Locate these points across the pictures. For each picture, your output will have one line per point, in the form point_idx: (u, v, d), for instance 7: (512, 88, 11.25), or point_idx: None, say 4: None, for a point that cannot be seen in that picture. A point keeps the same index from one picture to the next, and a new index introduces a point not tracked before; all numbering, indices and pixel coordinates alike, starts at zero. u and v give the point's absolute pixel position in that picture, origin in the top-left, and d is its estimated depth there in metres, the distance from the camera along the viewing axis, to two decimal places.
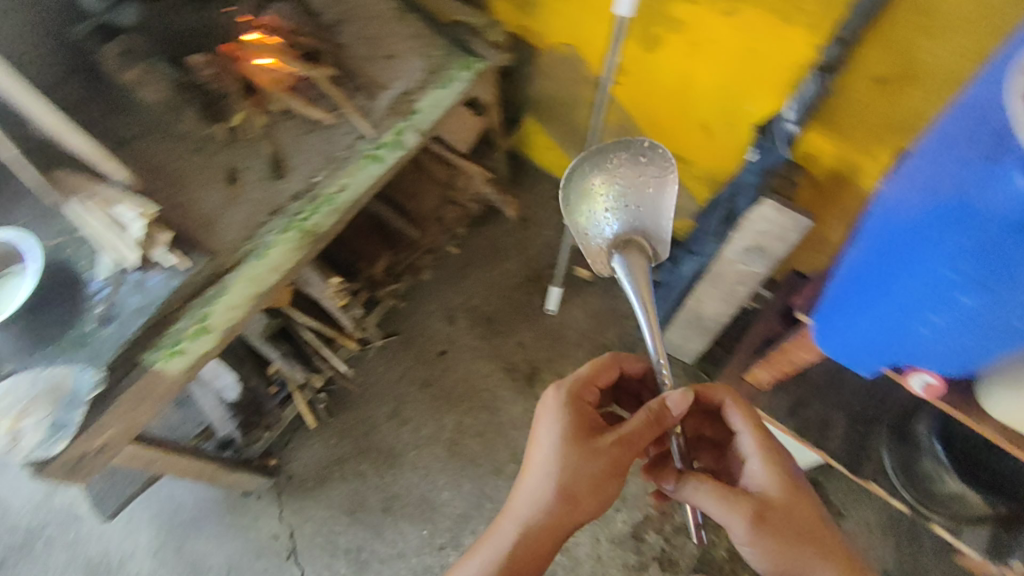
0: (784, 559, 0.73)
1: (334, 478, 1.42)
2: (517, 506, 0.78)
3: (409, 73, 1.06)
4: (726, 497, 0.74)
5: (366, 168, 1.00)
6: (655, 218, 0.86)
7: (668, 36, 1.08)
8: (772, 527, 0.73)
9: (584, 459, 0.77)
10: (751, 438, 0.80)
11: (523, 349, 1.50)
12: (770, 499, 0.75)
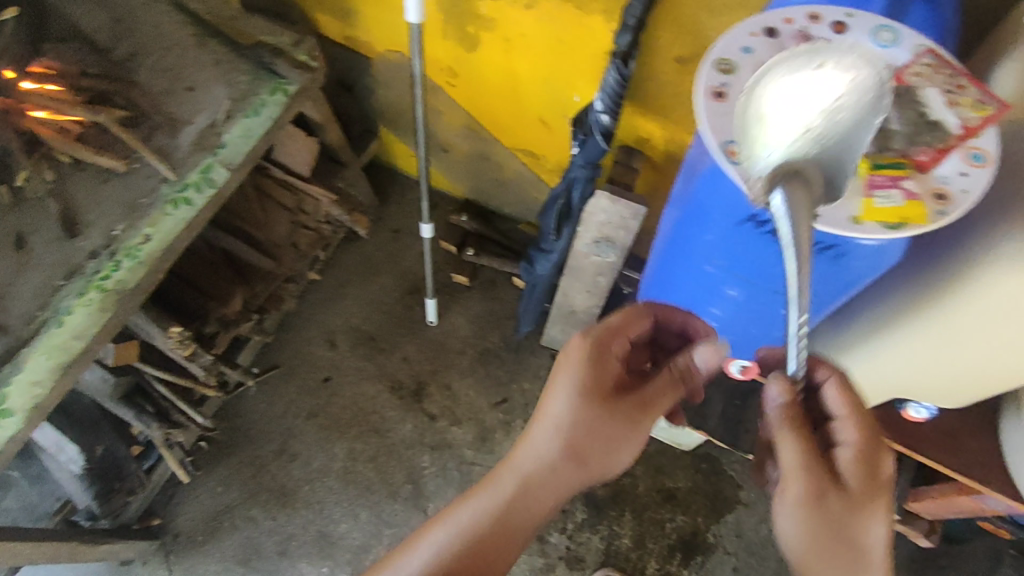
0: (825, 547, 0.62)
1: (223, 528, 1.34)
2: (512, 465, 0.69)
3: (212, 104, 0.99)
4: (797, 472, 0.61)
5: (173, 213, 0.95)
6: (856, 153, 0.45)
7: (482, 34, 1.03)
8: (827, 514, 0.62)
9: (601, 420, 0.66)
10: (847, 417, 0.63)
11: (408, 364, 1.45)
12: (849, 491, 0.62)
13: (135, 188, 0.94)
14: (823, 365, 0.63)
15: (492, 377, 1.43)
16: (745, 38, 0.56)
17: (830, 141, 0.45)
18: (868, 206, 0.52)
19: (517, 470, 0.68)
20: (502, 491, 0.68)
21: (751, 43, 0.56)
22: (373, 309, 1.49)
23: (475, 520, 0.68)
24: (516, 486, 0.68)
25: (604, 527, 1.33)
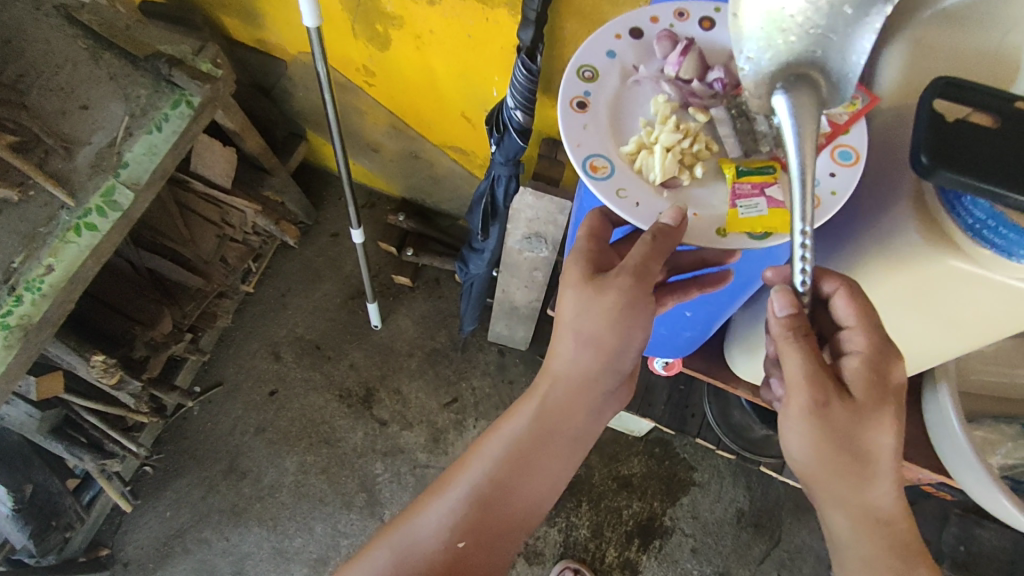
0: (833, 464, 0.57)
1: (175, 552, 1.31)
2: (543, 377, 0.65)
3: (110, 122, 0.95)
4: (800, 380, 0.55)
5: (74, 242, 0.90)
6: (829, 58, 0.48)
7: (391, 32, 0.99)
8: (832, 425, 0.56)
9: (595, 300, 0.58)
10: (854, 327, 0.56)
11: (355, 371, 1.42)
12: (851, 399, 0.55)
13: (34, 218, 0.89)
14: (818, 274, 0.57)
15: (441, 377, 1.42)
16: (608, 43, 0.62)
17: (833, 25, 0.47)
18: (729, 217, 0.56)
19: (545, 380, 0.64)
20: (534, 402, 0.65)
21: (614, 48, 0.62)
22: (316, 317, 1.46)
23: (519, 436, 0.65)
24: (548, 396, 0.64)
25: (562, 519, 1.33)
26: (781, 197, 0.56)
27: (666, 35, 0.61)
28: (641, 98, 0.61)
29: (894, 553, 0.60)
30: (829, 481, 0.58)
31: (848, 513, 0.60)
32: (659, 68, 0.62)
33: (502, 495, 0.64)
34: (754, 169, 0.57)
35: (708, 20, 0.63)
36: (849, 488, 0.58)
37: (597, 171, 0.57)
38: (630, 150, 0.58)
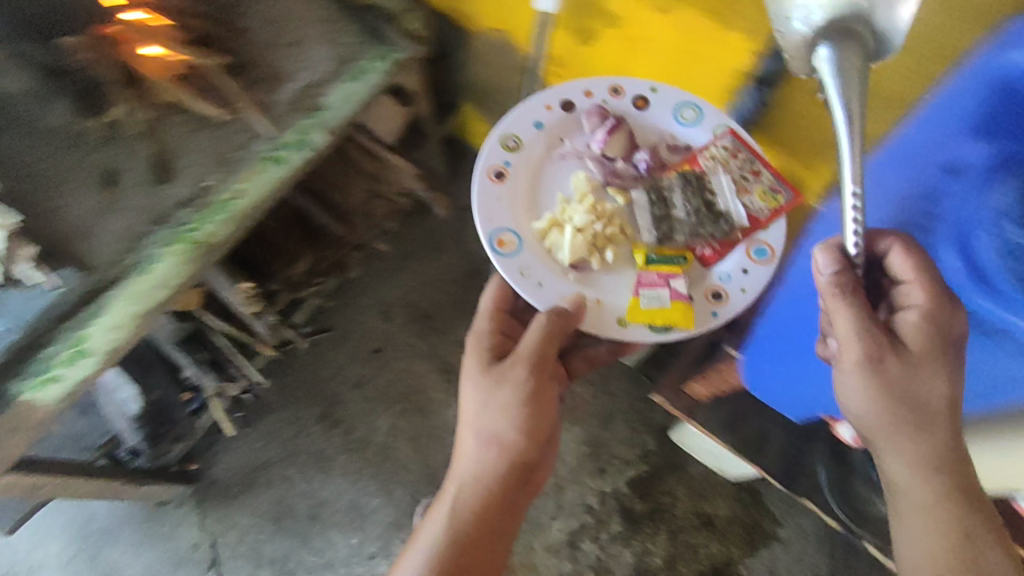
0: (889, 413, 0.64)
1: (258, 484, 1.34)
2: (461, 459, 0.75)
3: (316, 63, 0.95)
4: (851, 332, 0.63)
5: (265, 171, 0.90)
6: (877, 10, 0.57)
7: (602, 29, 0.98)
8: (884, 378, 0.63)
9: (491, 386, 0.74)
10: (914, 282, 0.64)
11: (460, 348, 1.43)
12: (911, 347, 0.64)
13: (230, 141, 0.91)
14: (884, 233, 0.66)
15: None
16: (540, 115, 0.84)
17: None
18: (629, 304, 0.78)
19: (468, 452, 0.74)
20: (467, 470, 0.74)
21: (542, 118, 0.84)
22: (430, 289, 1.47)
23: (437, 536, 0.71)
24: (477, 463, 0.73)
25: (637, 542, 1.31)
26: (676, 286, 0.78)
27: (591, 112, 0.84)
28: (562, 169, 0.84)
29: (956, 506, 0.64)
30: (891, 435, 0.64)
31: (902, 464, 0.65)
32: (586, 143, 0.84)
33: (461, 554, 0.70)
34: (658, 260, 0.79)
35: (642, 99, 0.85)
36: (905, 437, 0.64)
37: (503, 245, 0.78)
38: (542, 226, 0.80)
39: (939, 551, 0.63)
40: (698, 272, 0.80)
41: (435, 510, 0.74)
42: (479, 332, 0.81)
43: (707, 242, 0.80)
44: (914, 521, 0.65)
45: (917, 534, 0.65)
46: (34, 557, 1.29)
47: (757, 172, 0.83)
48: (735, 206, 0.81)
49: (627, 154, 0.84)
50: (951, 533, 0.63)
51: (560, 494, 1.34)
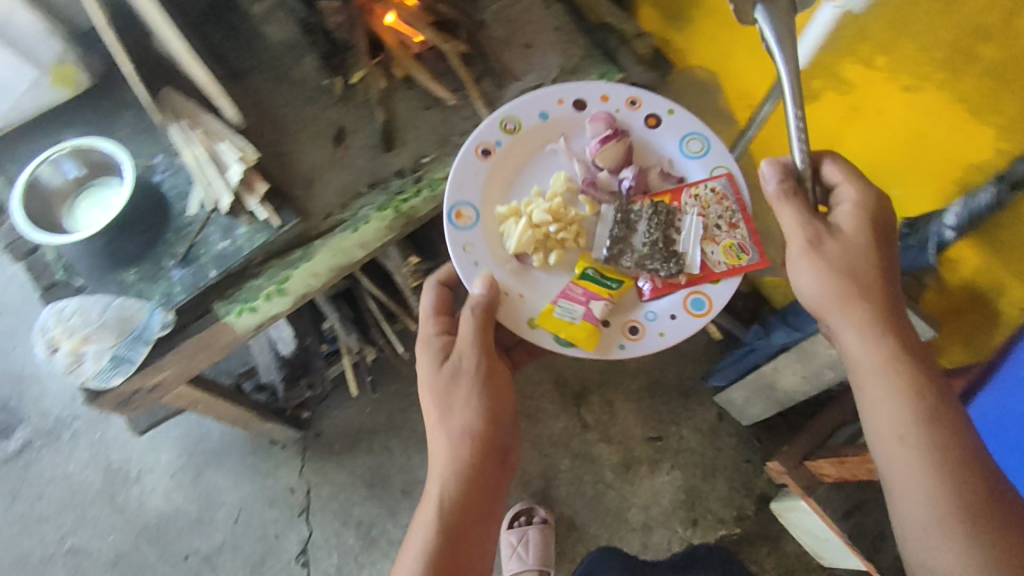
0: (842, 296, 0.69)
1: (361, 447, 1.37)
2: (433, 472, 0.72)
3: (543, 68, 0.98)
4: (794, 224, 0.70)
5: None
6: None
7: (826, 93, 0.98)
8: (830, 260, 0.69)
9: (453, 385, 0.73)
10: (840, 180, 0.72)
11: (578, 365, 1.44)
12: (836, 233, 0.70)
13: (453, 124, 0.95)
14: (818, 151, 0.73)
15: (653, 412, 1.42)
16: (549, 106, 0.84)
17: None
18: (542, 306, 0.78)
19: (438, 455, 0.72)
20: (439, 479, 0.71)
21: (550, 110, 0.84)
22: None
23: (429, 538, 0.68)
24: (445, 469, 0.71)
25: None
26: (594, 307, 0.78)
27: (600, 118, 0.83)
28: (550, 164, 0.84)
29: (918, 378, 0.66)
30: (839, 307, 0.69)
31: (860, 339, 0.68)
32: (583, 145, 0.84)
33: (444, 564, 0.67)
34: (596, 277, 0.79)
35: (655, 116, 0.85)
36: (855, 312, 0.69)
37: (461, 218, 0.80)
38: (507, 211, 0.80)
39: (912, 429, 0.65)
40: (632, 298, 0.80)
41: (411, 534, 0.69)
42: (427, 336, 0.78)
43: (650, 276, 0.79)
44: (875, 400, 0.67)
45: (890, 410, 0.66)
46: (146, 460, 1.36)
47: (733, 225, 0.81)
48: (695, 252, 0.79)
49: (622, 168, 0.83)
50: (926, 412, 0.65)
51: (647, 534, 1.34)
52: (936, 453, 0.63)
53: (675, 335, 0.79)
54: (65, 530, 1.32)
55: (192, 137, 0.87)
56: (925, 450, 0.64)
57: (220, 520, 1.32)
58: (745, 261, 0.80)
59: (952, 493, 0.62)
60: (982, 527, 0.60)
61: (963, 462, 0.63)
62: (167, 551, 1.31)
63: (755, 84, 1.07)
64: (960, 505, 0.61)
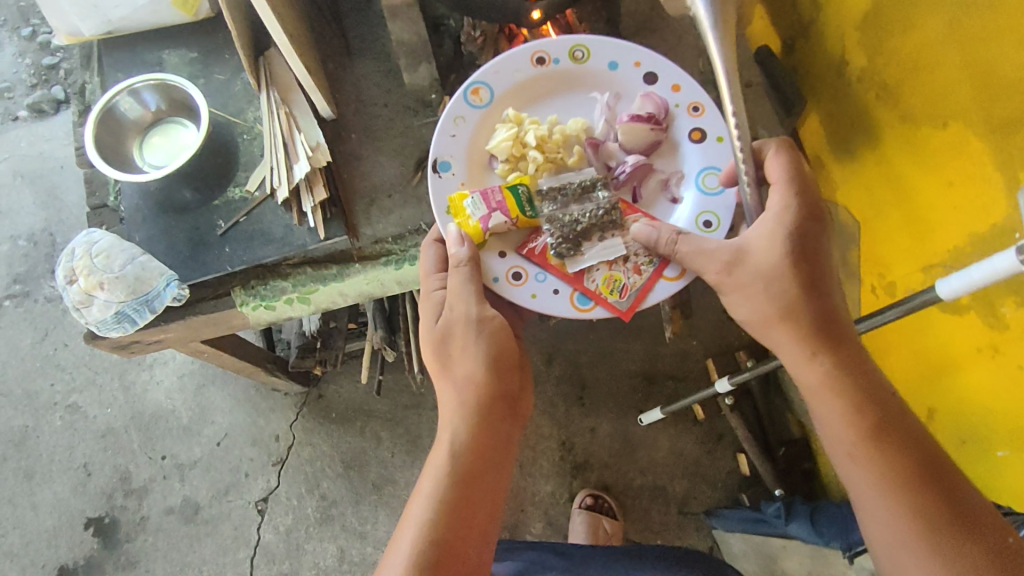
0: (760, 322, 0.65)
1: (352, 427, 1.35)
2: (443, 424, 0.66)
3: None
4: (706, 248, 0.68)
5: None
6: None
7: (973, 315, 0.81)
8: (743, 283, 0.65)
9: (471, 331, 0.69)
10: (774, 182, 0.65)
11: (591, 437, 1.37)
12: (754, 250, 0.64)
13: None
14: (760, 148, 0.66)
15: (645, 515, 1.34)
16: (624, 63, 0.80)
17: None
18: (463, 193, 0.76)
19: (445, 408, 0.67)
20: (446, 431, 0.65)
21: (622, 68, 0.80)
22: (605, 369, 1.40)
23: (439, 486, 0.61)
24: (458, 420, 0.66)
25: None
26: (494, 219, 0.74)
27: (653, 100, 0.79)
28: (581, 105, 0.81)
29: (859, 389, 0.61)
30: (763, 327, 0.65)
31: (793, 357, 0.63)
32: (623, 105, 0.80)
33: (458, 505, 0.61)
34: (520, 196, 0.75)
35: (702, 133, 0.79)
36: (781, 328, 0.64)
37: (477, 95, 0.78)
38: (513, 115, 0.78)
39: (858, 444, 0.60)
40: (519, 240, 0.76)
41: (420, 487, 0.63)
42: (429, 294, 0.72)
43: (553, 234, 0.76)
44: (818, 418, 0.63)
45: (832, 428, 0.62)
46: (162, 352, 1.41)
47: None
48: (589, 260, 0.75)
49: (633, 152, 0.79)
50: (861, 419, 0.60)
51: None
52: (887, 469, 0.59)
53: (543, 306, 0.75)
54: (73, 386, 1.40)
55: (278, 114, 0.82)
56: (874, 466, 0.59)
57: (204, 437, 1.36)
58: (625, 278, 0.75)
59: (908, 507, 0.58)
60: (953, 538, 0.56)
61: (919, 467, 0.59)
62: (149, 445, 1.36)
63: (894, 270, 0.93)
64: (918, 516, 0.57)
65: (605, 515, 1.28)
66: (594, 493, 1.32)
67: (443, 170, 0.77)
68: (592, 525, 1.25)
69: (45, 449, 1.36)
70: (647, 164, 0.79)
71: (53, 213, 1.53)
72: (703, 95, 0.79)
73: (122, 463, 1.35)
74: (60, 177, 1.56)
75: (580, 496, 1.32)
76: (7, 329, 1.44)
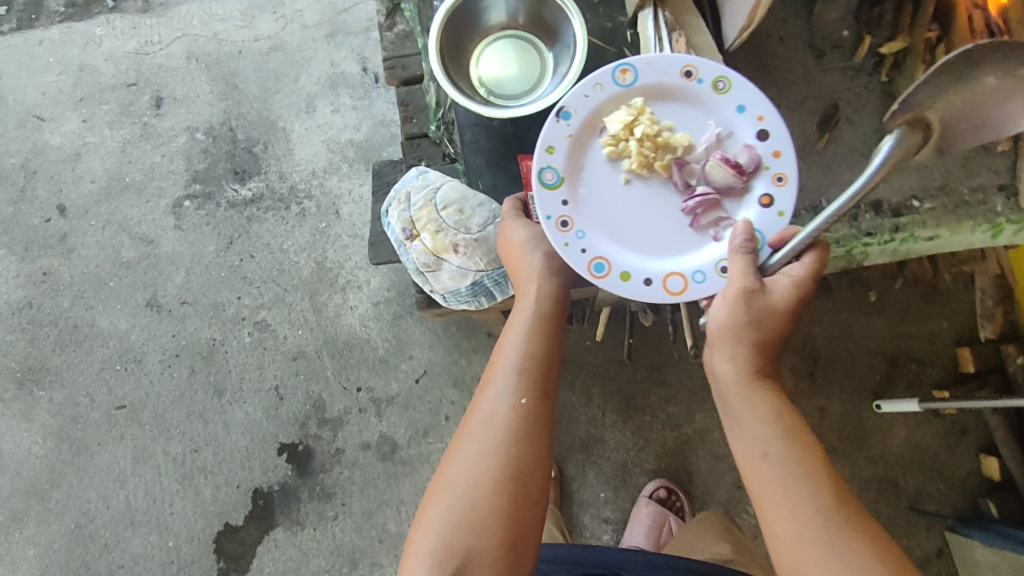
0: (734, 333, 0.65)
1: (562, 378, 1.25)
2: (477, 412, 0.66)
3: None
4: (742, 271, 0.64)
5: (973, 236, 0.71)
6: None
7: None
8: (751, 308, 0.64)
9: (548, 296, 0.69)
10: (806, 265, 0.64)
11: (821, 417, 1.24)
12: (773, 293, 0.64)
13: (973, 177, 0.69)
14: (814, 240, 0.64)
15: (871, 509, 1.23)
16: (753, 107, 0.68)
17: None
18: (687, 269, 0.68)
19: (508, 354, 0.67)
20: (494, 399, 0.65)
21: (743, 117, 0.67)
22: (842, 342, 1.25)
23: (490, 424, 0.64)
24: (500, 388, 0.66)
25: None
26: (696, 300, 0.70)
27: (754, 150, 0.67)
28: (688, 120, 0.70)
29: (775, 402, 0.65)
30: (733, 338, 0.65)
31: (735, 368, 0.66)
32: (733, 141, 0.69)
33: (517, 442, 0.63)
34: None
35: (772, 200, 0.66)
36: (741, 346, 0.65)
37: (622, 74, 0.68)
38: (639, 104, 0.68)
39: (772, 445, 0.62)
40: (600, 214, 0.68)
41: (441, 481, 0.63)
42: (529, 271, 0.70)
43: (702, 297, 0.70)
44: (734, 426, 0.65)
45: (754, 432, 0.63)
46: (357, 276, 1.30)
47: (682, 262, 0.67)
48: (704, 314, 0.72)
49: (710, 187, 0.67)
50: (778, 431, 0.63)
51: None
52: (794, 476, 0.60)
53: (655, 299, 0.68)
54: (262, 302, 1.30)
55: (673, 43, 0.69)
56: (781, 464, 0.61)
57: (402, 371, 1.26)
58: (638, 273, 0.67)
59: (807, 504, 0.59)
60: (838, 526, 0.58)
61: (815, 472, 0.60)
62: (344, 374, 1.27)
63: None
64: (812, 513, 0.58)
65: (675, 514, 1.19)
66: (667, 485, 1.21)
67: (563, 118, 0.68)
68: (657, 523, 1.16)
69: (235, 366, 1.28)
70: (718, 200, 0.67)
71: (232, 105, 1.37)
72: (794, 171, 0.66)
73: (315, 391, 1.27)
74: (237, 63, 1.39)
75: (651, 488, 1.21)
76: (189, 232, 1.33)
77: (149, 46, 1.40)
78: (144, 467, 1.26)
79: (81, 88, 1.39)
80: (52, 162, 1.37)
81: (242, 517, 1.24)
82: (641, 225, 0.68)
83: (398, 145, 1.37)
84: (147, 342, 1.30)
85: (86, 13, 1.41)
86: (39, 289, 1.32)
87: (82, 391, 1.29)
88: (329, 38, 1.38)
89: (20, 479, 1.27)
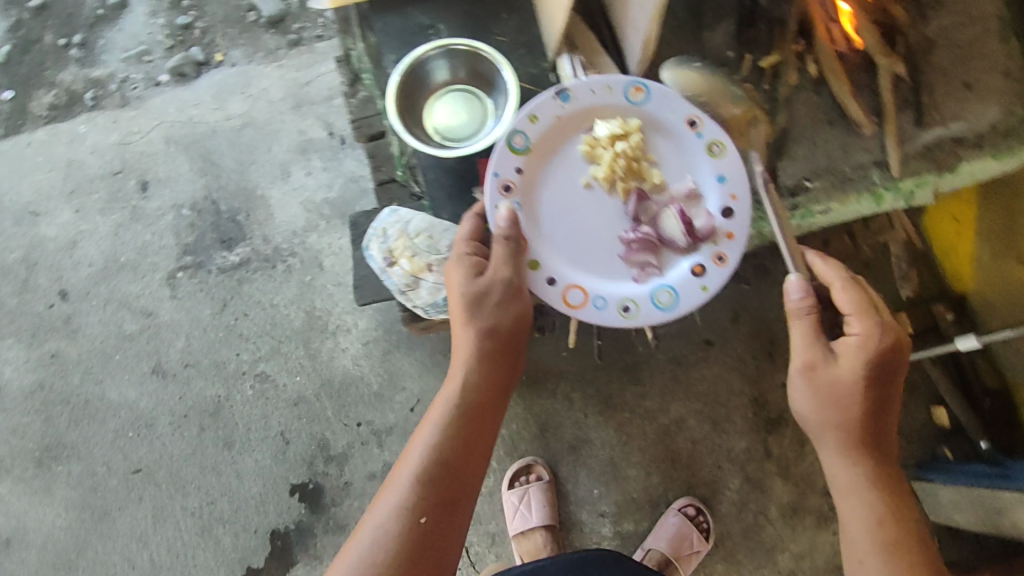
0: (821, 423, 0.83)
1: (545, 388, 1.35)
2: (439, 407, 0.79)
3: (978, 119, 0.83)
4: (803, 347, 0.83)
5: (862, 205, 0.84)
6: None
7: None
8: (821, 389, 0.82)
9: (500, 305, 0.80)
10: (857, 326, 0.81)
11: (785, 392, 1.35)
12: (841, 376, 0.81)
13: (851, 158, 0.83)
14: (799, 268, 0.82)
15: None
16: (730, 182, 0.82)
17: None
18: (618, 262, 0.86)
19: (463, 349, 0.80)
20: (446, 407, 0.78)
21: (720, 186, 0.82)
22: None
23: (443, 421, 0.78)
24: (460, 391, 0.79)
25: None
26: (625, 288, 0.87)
27: (710, 219, 0.81)
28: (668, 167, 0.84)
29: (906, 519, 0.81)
30: (822, 426, 0.83)
31: (838, 461, 0.83)
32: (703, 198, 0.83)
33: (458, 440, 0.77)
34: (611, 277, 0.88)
35: (701, 269, 0.81)
36: (837, 440, 0.83)
37: (635, 92, 0.82)
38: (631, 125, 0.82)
39: (876, 542, 0.80)
40: (555, 202, 0.83)
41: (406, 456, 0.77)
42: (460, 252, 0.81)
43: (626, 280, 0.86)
44: (845, 507, 0.83)
45: (856, 516, 0.82)
46: (345, 320, 1.41)
47: (591, 283, 0.83)
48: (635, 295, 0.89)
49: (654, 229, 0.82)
50: (881, 519, 0.80)
51: None
52: (890, 554, 0.79)
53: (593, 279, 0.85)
54: (259, 355, 1.40)
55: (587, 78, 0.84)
56: (879, 542, 0.79)
57: (397, 402, 1.36)
58: (551, 269, 0.83)
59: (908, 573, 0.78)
60: None
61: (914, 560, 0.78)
62: (343, 412, 1.37)
63: None
64: None
65: (698, 531, 1.28)
66: (694, 503, 1.31)
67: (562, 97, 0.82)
68: (682, 536, 1.26)
69: (241, 418, 1.37)
70: (654, 244, 0.82)
71: (213, 180, 1.49)
72: (734, 256, 0.81)
73: (318, 431, 1.36)
74: (213, 142, 1.51)
75: (679, 505, 1.31)
76: (185, 300, 1.43)
77: (130, 136, 1.52)
78: (164, 525, 1.34)
79: (70, 182, 1.50)
80: (50, 253, 1.47)
81: (262, 559, 1.31)
82: (581, 225, 0.83)
83: (368, 197, 1.50)
84: (155, 407, 1.38)
85: (68, 113, 1.54)
86: (48, 370, 1.41)
87: (98, 460, 1.36)
88: (295, 110, 1.52)
89: (47, 551, 1.34)
